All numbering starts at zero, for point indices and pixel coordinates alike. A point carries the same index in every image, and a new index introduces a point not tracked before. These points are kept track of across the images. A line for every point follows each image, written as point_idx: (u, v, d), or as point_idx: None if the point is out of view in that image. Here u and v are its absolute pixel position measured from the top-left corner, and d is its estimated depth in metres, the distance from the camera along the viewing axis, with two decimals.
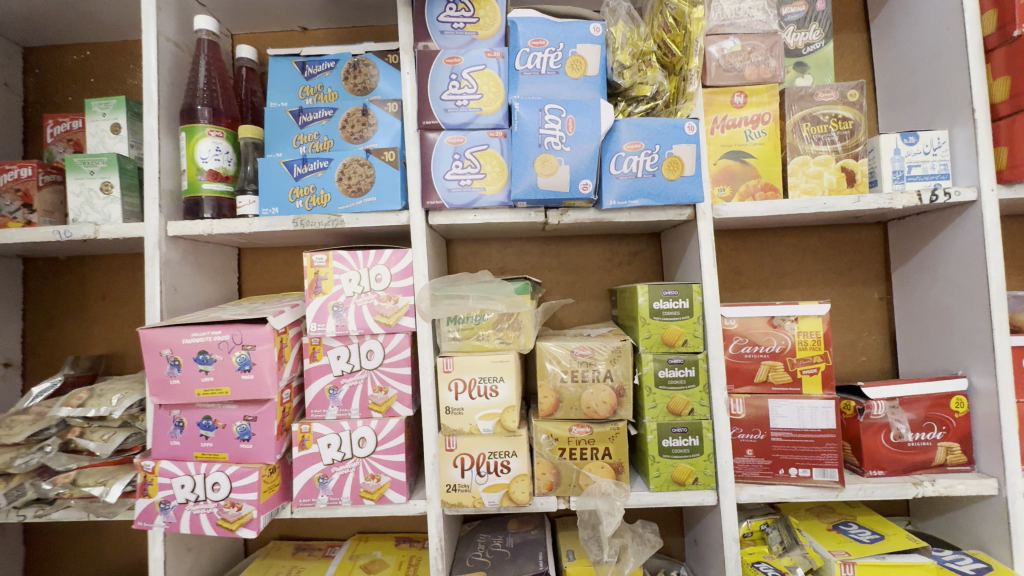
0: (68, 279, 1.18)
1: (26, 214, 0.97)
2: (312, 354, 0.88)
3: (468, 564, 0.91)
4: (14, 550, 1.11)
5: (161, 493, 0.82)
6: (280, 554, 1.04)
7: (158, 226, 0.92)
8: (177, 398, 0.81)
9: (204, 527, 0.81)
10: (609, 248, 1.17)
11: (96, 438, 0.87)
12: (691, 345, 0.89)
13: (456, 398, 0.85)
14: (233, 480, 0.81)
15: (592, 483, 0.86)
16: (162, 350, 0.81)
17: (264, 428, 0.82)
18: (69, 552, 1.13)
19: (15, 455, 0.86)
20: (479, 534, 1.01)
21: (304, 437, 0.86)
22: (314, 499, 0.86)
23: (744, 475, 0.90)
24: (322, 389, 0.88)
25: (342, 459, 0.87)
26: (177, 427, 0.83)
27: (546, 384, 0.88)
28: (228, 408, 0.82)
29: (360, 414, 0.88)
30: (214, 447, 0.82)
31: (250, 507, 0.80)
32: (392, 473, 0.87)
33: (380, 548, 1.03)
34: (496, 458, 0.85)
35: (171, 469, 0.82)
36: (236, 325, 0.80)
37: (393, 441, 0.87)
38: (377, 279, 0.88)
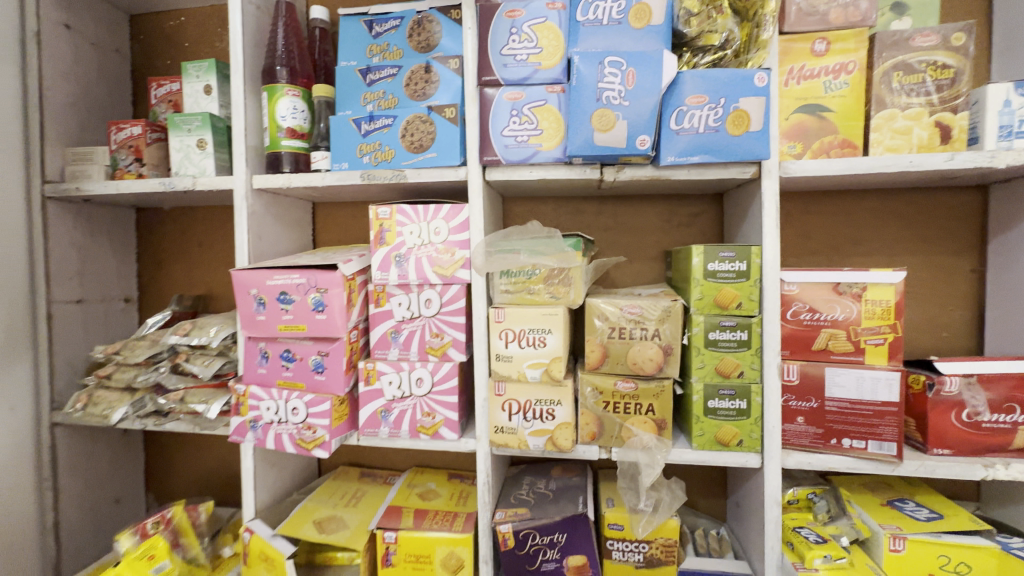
0: (172, 228, 1.33)
1: (138, 167, 1.10)
2: (376, 300, 0.96)
3: (513, 501, 0.99)
4: (138, 456, 1.33)
5: (251, 413, 0.94)
6: (348, 477, 1.17)
7: (245, 179, 1.02)
8: (263, 331, 0.92)
9: (286, 445, 0.93)
10: (667, 209, 1.14)
11: (199, 363, 1.01)
12: (746, 309, 0.87)
13: (505, 346, 0.89)
14: (310, 406, 0.92)
15: (634, 436, 0.89)
16: (250, 290, 0.91)
17: (335, 363, 0.91)
18: (181, 460, 1.34)
19: (138, 373, 1.02)
20: (524, 476, 1.08)
21: (369, 374, 0.95)
22: (377, 429, 0.96)
23: (793, 442, 0.89)
24: (385, 332, 0.96)
25: (402, 396, 0.95)
26: (264, 357, 0.94)
27: (593, 339, 0.91)
28: (305, 343, 0.92)
29: (418, 357, 0.95)
30: (293, 376, 0.93)
31: (324, 431, 0.91)
32: (445, 412, 0.95)
33: (435, 480, 1.13)
34: (542, 405, 0.89)
35: (259, 393, 0.94)
36: (312, 270, 0.89)
37: (447, 383, 0.94)
38: (436, 232, 0.93)
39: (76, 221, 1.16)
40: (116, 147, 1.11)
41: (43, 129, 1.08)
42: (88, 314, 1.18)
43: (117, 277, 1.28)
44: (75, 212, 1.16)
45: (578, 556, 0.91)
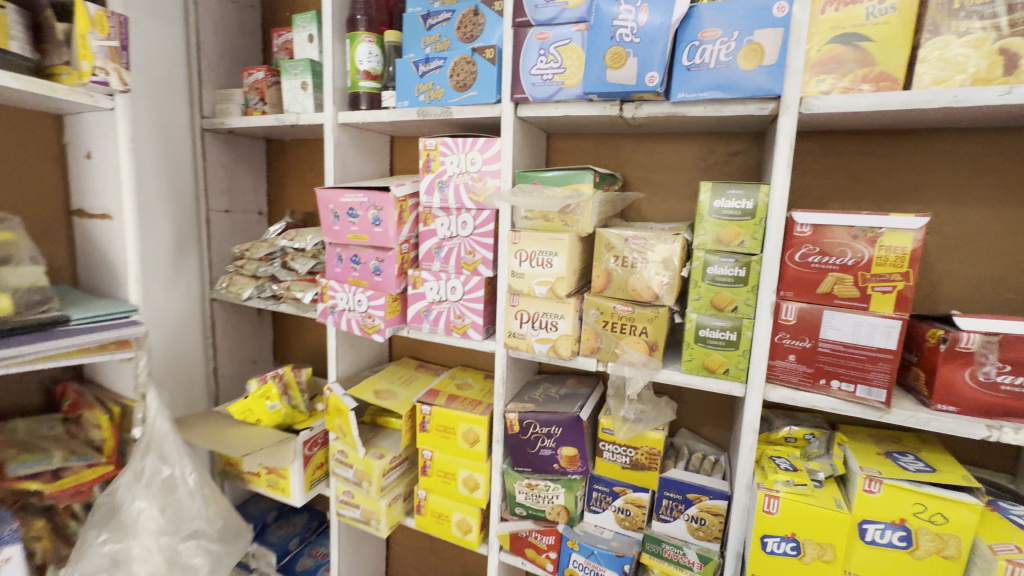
0: (291, 157, 1.66)
1: (262, 105, 1.40)
2: (424, 220, 1.15)
3: (526, 398, 1.17)
4: (269, 334, 1.77)
5: (331, 301, 1.23)
6: (406, 365, 1.44)
7: (332, 115, 1.24)
8: (338, 238, 1.17)
9: (354, 328, 1.20)
10: (706, 147, 1.14)
11: (300, 262, 1.32)
12: (747, 246, 0.91)
13: (520, 264, 1.04)
14: (370, 300, 1.17)
15: (626, 353, 1.00)
16: (329, 205, 1.16)
17: (389, 267, 1.14)
18: (296, 339, 1.74)
19: (260, 266, 1.36)
20: (542, 382, 1.25)
21: (416, 280, 1.17)
22: (420, 325, 1.18)
23: (782, 378, 0.92)
24: (430, 246, 1.16)
25: (440, 300, 1.15)
26: (339, 259, 1.20)
27: (599, 266, 1.01)
28: (368, 250, 1.16)
29: (454, 270, 1.14)
30: (360, 276, 1.18)
31: (380, 320, 1.16)
32: (473, 317, 1.13)
33: (472, 377, 1.35)
34: (549, 317, 1.03)
35: (336, 287, 1.21)
36: (373, 191, 1.10)
37: (475, 293, 1.12)
38: (472, 162, 1.08)
39: (223, 148, 1.52)
40: (247, 89, 1.41)
41: (201, 76, 1.42)
42: (233, 221, 1.57)
43: (253, 194, 1.65)
44: (223, 141, 1.52)
45: (570, 448, 1.08)
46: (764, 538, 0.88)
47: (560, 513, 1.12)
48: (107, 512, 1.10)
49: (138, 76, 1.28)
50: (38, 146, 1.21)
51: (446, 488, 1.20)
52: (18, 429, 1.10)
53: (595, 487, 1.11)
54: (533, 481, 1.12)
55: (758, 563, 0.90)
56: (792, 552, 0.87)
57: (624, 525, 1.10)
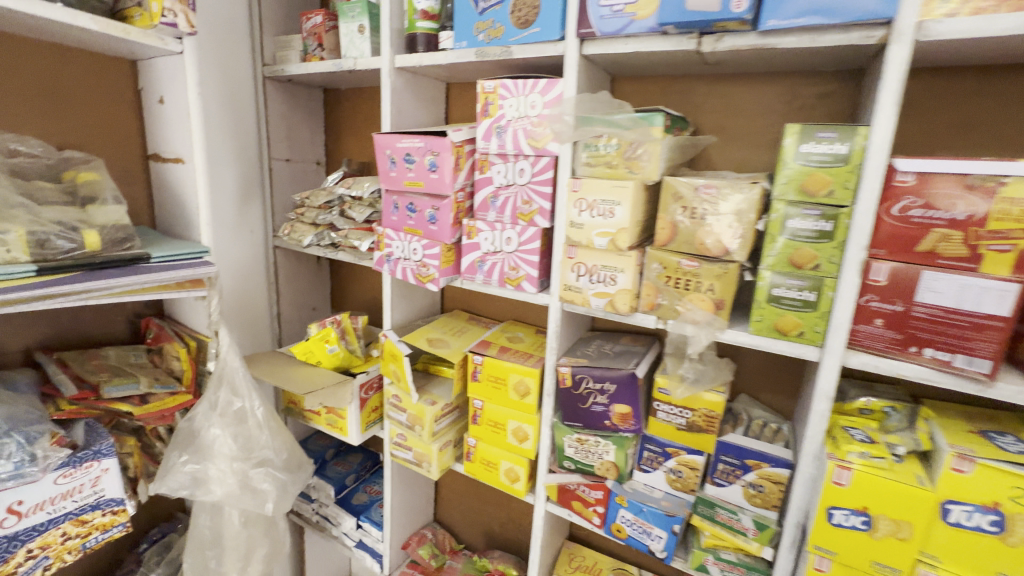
0: (347, 106, 1.65)
1: (320, 51, 1.38)
2: (480, 168, 1.12)
3: (578, 353, 1.15)
4: (326, 282, 1.83)
5: (387, 249, 1.23)
6: (458, 317, 1.45)
7: (389, 59, 1.21)
8: (394, 185, 1.16)
9: (408, 277, 1.21)
10: (790, 89, 1.02)
11: (357, 210, 1.33)
12: (837, 197, 0.82)
13: (579, 214, 0.99)
14: (426, 249, 1.16)
15: (689, 311, 0.95)
16: (386, 151, 1.15)
17: (445, 216, 1.12)
18: (352, 288, 1.80)
19: (319, 214, 1.38)
20: (595, 339, 1.22)
21: (471, 229, 1.15)
22: (474, 276, 1.17)
23: (865, 344, 0.84)
24: (486, 195, 1.13)
25: (495, 251, 1.13)
26: (395, 207, 1.19)
27: (664, 217, 0.95)
28: (423, 199, 1.14)
29: (510, 220, 1.11)
30: (416, 225, 1.17)
31: (434, 270, 1.16)
32: (528, 269, 1.11)
33: (523, 331, 1.35)
34: (607, 271, 0.99)
35: (393, 235, 1.21)
36: (429, 136, 1.08)
37: (531, 244, 1.09)
38: (531, 105, 1.03)
39: (283, 96, 1.53)
40: (306, 35, 1.39)
41: (261, 21, 1.42)
42: (293, 170, 1.61)
43: (311, 144, 1.67)
44: (283, 89, 1.53)
45: (623, 406, 1.05)
46: (831, 510, 0.84)
47: (609, 469, 1.11)
48: (187, 435, 1.20)
49: (202, 19, 1.28)
50: (115, 91, 1.27)
51: (496, 437, 1.22)
52: (109, 356, 1.20)
53: (647, 447, 1.09)
54: (584, 437, 1.12)
55: (822, 534, 0.85)
56: (862, 526, 0.82)
57: (675, 487, 1.08)
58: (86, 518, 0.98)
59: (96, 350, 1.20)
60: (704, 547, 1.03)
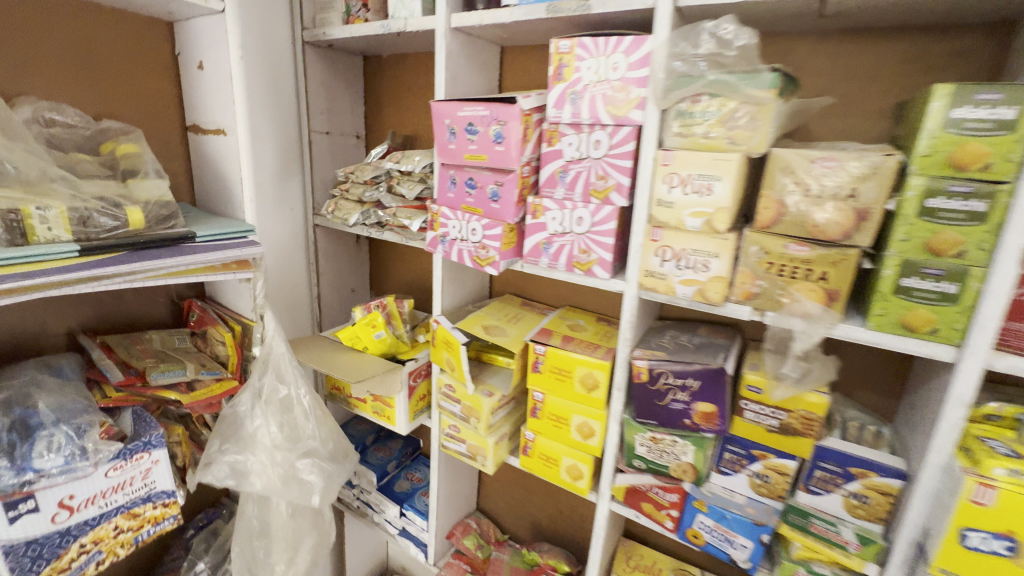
0: (389, 74, 1.54)
1: (365, 12, 1.27)
2: (549, 139, 1.01)
3: (652, 345, 1.05)
4: (365, 263, 1.74)
5: (442, 229, 1.14)
6: (510, 302, 1.36)
7: (445, 18, 1.09)
8: (453, 159, 1.06)
9: (465, 259, 1.12)
10: (915, 46, 0.88)
11: (406, 186, 1.24)
12: (995, 172, 0.69)
13: (669, 191, 0.88)
14: (486, 229, 1.07)
15: (795, 302, 0.84)
16: (445, 120, 1.04)
17: (508, 193, 1.02)
18: (392, 270, 1.71)
19: (365, 190, 1.29)
20: (668, 329, 1.12)
21: (536, 208, 1.05)
22: (538, 259, 1.07)
23: (1015, 344, 0.72)
24: (554, 170, 1.02)
25: (563, 232, 1.03)
26: (452, 183, 1.09)
27: (770, 195, 0.83)
28: (485, 173, 1.04)
29: (581, 198, 1.01)
30: (475, 202, 1.07)
31: (495, 252, 1.07)
32: (600, 252, 1.01)
33: (583, 318, 1.25)
34: (698, 256, 0.88)
35: (448, 213, 1.11)
36: (495, 103, 0.97)
37: (606, 224, 0.99)
38: (613, 68, 0.91)
39: (323, 64, 1.43)
40: None
41: None
42: (332, 143, 1.51)
43: (351, 116, 1.57)
44: (323, 56, 1.42)
45: (707, 405, 0.96)
46: (965, 531, 0.73)
47: (686, 471, 1.02)
48: (233, 424, 1.15)
49: None
50: (152, 56, 1.19)
51: (559, 432, 1.14)
52: (153, 339, 1.14)
53: (728, 449, 1.00)
54: (659, 435, 1.03)
55: (949, 556, 0.75)
56: (1004, 551, 0.72)
57: (760, 493, 0.98)
58: (137, 512, 0.94)
59: (140, 333, 1.14)
60: (795, 559, 0.95)
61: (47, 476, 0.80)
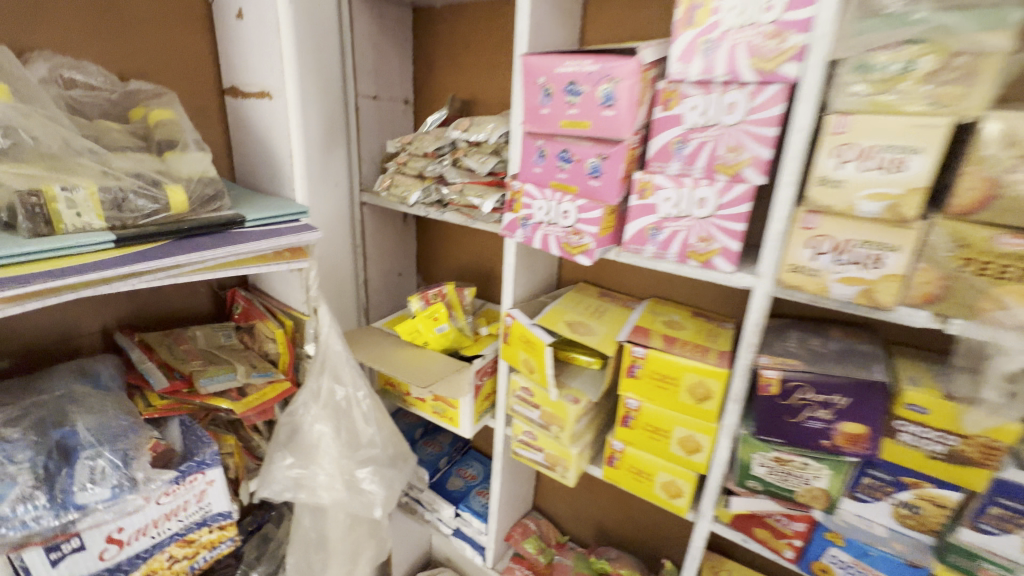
0: (443, 28, 1.34)
1: None
2: (665, 102, 0.83)
3: (778, 350, 0.89)
4: (412, 245, 1.59)
5: (524, 211, 0.97)
6: (588, 292, 1.20)
7: None
8: (545, 127, 0.88)
9: (551, 247, 0.96)
10: None
11: (476, 159, 1.07)
12: None
13: (838, 167, 0.70)
14: (581, 212, 0.90)
15: (1000, 310, 0.65)
16: (538, 78, 0.86)
17: (614, 168, 0.84)
18: (443, 252, 1.56)
19: (427, 163, 1.13)
20: (790, 330, 0.95)
21: (644, 187, 0.87)
22: (642, 247, 0.91)
23: None
24: (668, 141, 0.85)
25: (678, 216, 0.86)
26: (540, 156, 0.92)
27: (976, 170, 0.63)
28: (584, 144, 0.86)
29: (703, 174, 0.83)
30: (568, 179, 0.90)
31: (590, 239, 0.90)
32: (725, 241, 0.84)
33: (678, 313, 1.09)
34: (869, 249, 0.71)
35: (533, 192, 0.94)
36: (607, 56, 0.77)
37: (736, 207, 0.81)
38: (766, 8, 0.71)
39: (370, 16, 1.23)
40: None
41: None
42: (380, 109, 1.33)
43: (399, 78, 1.38)
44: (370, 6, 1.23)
45: (856, 425, 0.80)
46: None
47: (817, 497, 0.88)
48: (289, 432, 1.03)
49: None
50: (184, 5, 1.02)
51: (656, 444, 1.00)
52: (196, 337, 1.01)
53: (869, 473, 0.85)
54: (785, 456, 0.88)
55: None
56: None
57: (906, 524, 0.84)
58: (192, 538, 0.83)
59: (182, 329, 1.01)
60: None
61: (91, 513, 0.68)
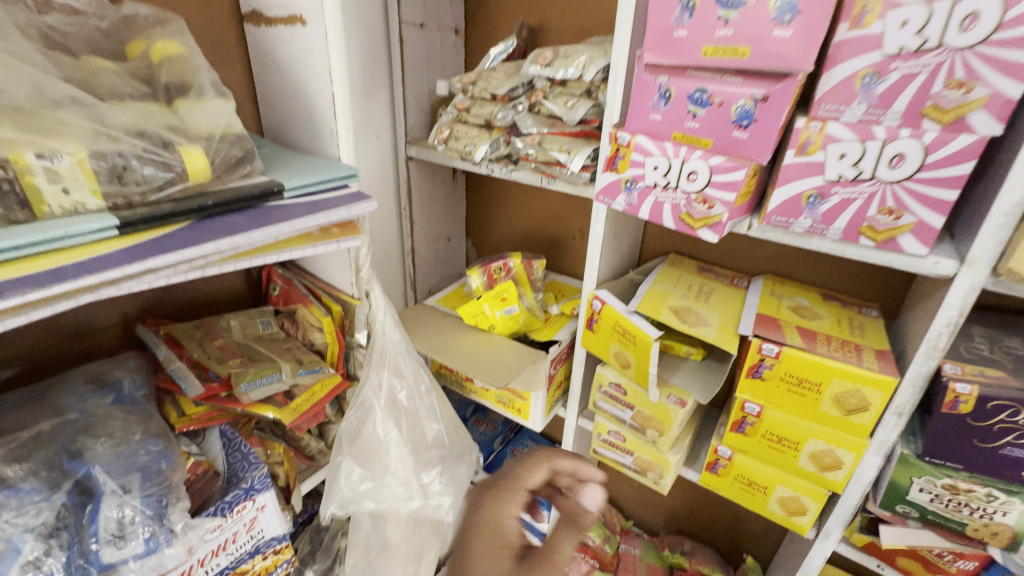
0: None
1: None
2: (856, 18, 0.59)
3: (965, 354, 0.70)
4: (461, 206, 1.39)
5: (630, 172, 0.76)
6: (685, 267, 1.01)
7: None
8: (675, 57, 0.66)
9: (664, 218, 0.75)
10: None
11: (561, 104, 0.85)
12: None
13: None
14: (716, 173, 0.68)
15: None
16: None
17: (773, 114, 0.62)
18: (499, 215, 1.36)
19: (497, 109, 0.90)
20: (972, 326, 0.75)
21: (807, 139, 0.65)
22: (792, 220, 0.70)
23: None
24: (852, 74, 0.61)
25: (855, 179, 0.64)
26: (663, 98, 0.69)
27: None
28: (730, 79, 0.64)
29: (900, 121, 0.60)
30: (699, 129, 0.68)
31: (723, 210, 0.69)
32: (920, 213, 0.62)
33: (806, 297, 0.89)
34: None
35: (646, 146, 0.72)
36: None
37: (950, 168, 0.59)
38: None
39: None
40: None
41: None
42: (428, 41, 1.09)
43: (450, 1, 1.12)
44: None
45: None
46: None
47: (998, 534, 0.70)
48: (350, 438, 0.87)
49: None
50: None
51: (779, 456, 0.83)
52: (232, 327, 0.85)
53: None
54: (961, 485, 0.70)
55: None
56: None
57: None
58: (245, 569, 0.70)
59: (214, 319, 0.85)
60: None
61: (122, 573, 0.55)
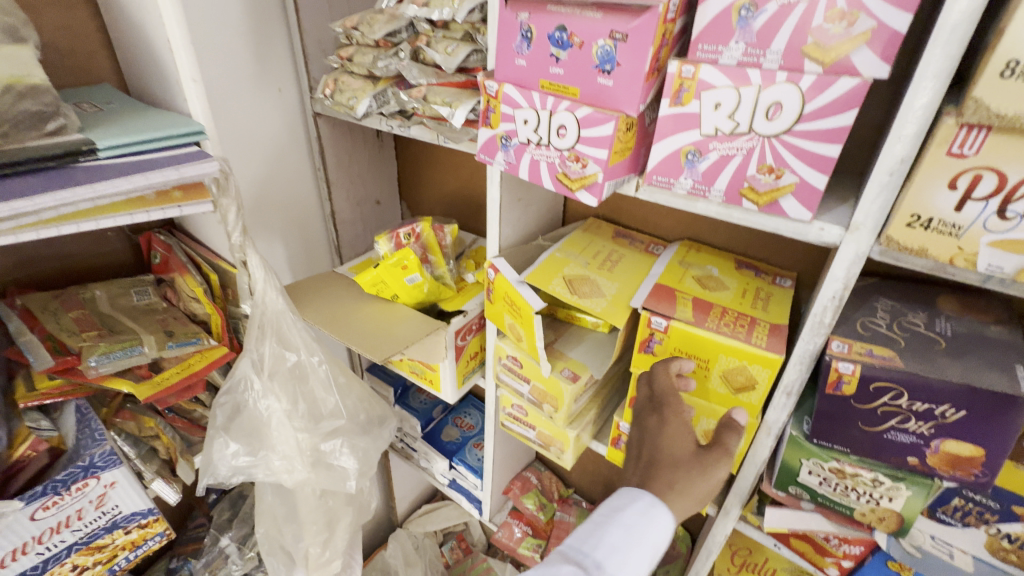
0: None
1: None
2: None
3: (861, 330, 0.63)
4: (391, 163, 1.28)
5: (503, 127, 0.68)
6: (600, 233, 0.93)
7: None
8: None
9: (543, 178, 0.67)
10: None
11: (441, 50, 0.76)
12: None
13: None
14: (583, 127, 0.60)
15: None
16: None
17: (635, 56, 0.54)
18: (428, 175, 1.28)
19: (377, 57, 0.81)
20: (878, 299, 0.68)
21: (681, 86, 0.57)
22: (673, 180, 0.62)
23: None
24: (729, 6, 0.52)
25: (733, 133, 0.56)
26: (525, 40, 0.61)
27: None
28: (589, 15, 0.55)
29: (780, 64, 0.52)
30: (565, 77, 0.60)
31: (597, 168, 0.61)
32: (800, 171, 0.54)
33: (716, 265, 0.82)
34: None
35: (514, 97, 0.64)
36: None
37: (830, 119, 0.50)
38: None
39: None
40: None
41: None
42: None
43: None
44: None
45: (964, 446, 0.56)
46: None
47: (884, 519, 0.66)
48: (230, 412, 0.85)
49: None
50: None
51: None
52: (96, 299, 0.82)
53: (961, 494, 0.62)
54: (848, 469, 0.65)
55: None
56: None
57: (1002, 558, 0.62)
58: (102, 544, 0.72)
59: (77, 289, 0.82)
60: None
61: None
